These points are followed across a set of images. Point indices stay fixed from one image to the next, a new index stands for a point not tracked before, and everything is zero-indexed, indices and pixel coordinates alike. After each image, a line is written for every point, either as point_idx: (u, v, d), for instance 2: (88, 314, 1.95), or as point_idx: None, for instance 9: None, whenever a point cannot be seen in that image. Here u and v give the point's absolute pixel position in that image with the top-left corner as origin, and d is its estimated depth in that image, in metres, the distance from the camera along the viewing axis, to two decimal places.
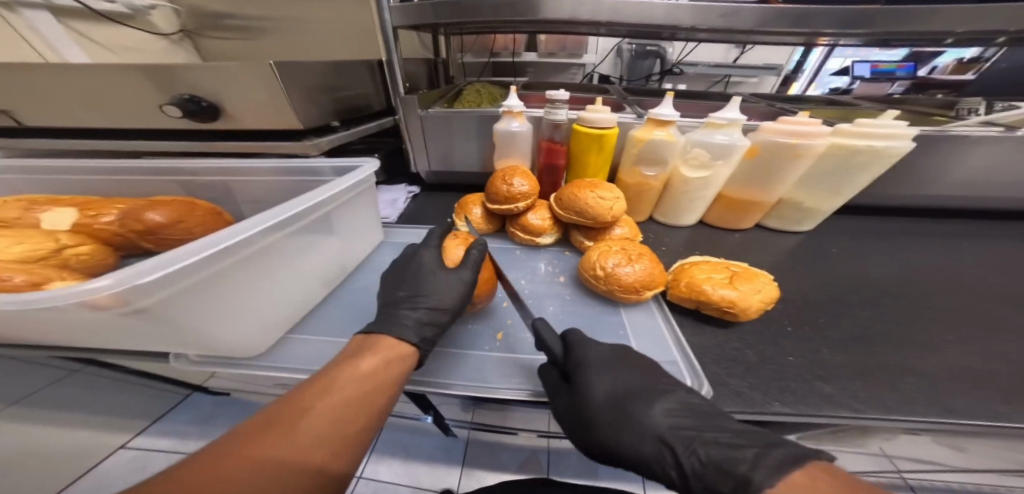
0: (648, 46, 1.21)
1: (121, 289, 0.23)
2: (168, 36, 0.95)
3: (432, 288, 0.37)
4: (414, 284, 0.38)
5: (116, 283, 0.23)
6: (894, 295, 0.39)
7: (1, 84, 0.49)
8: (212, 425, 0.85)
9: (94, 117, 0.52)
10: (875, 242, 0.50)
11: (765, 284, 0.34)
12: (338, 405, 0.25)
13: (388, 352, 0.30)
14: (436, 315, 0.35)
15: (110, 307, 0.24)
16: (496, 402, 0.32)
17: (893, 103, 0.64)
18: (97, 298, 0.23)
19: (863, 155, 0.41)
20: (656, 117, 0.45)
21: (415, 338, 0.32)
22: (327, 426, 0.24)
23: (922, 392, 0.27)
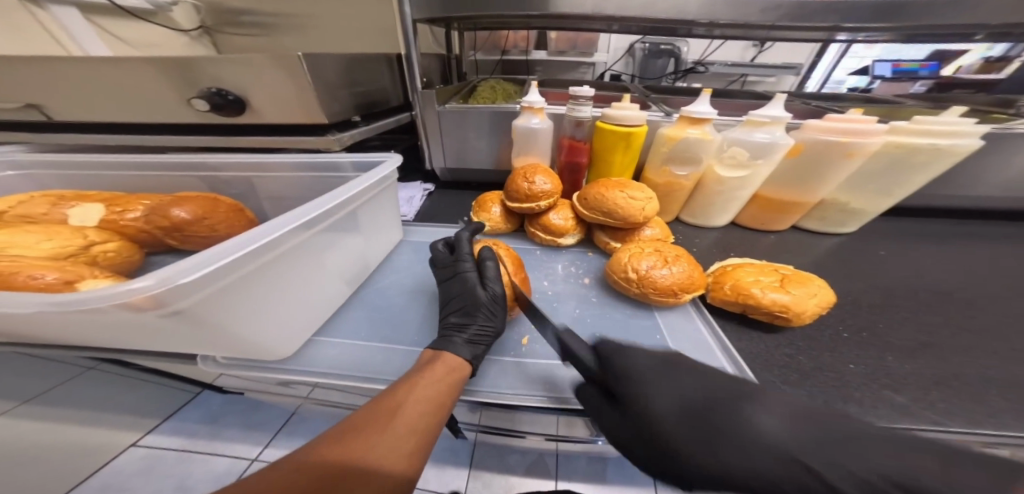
0: (662, 45, 1.18)
1: (159, 289, 0.23)
2: (188, 33, 0.95)
3: (476, 309, 0.37)
4: (458, 306, 0.38)
5: (157, 283, 0.22)
6: (954, 301, 0.37)
7: (37, 83, 0.50)
8: (221, 424, 0.83)
9: (116, 110, 0.52)
10: (921, 246, 0.48)
11: (818, 288, 0.32)
12: (414, 411, 0.25)
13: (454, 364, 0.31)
14: (483, 335, 0.35)
15: (148, 309, 0.24)
16: (518, 408, 0.31)
17: (929, 102, 0.62)
18: (136, 299, 0.22)
19: (919, 154, 0.39)
20: (691, 114, 0.44)
21: (469, 354, 0.32)
22: (406, 430, 0.24)
23: (1007, 405, 0.25)
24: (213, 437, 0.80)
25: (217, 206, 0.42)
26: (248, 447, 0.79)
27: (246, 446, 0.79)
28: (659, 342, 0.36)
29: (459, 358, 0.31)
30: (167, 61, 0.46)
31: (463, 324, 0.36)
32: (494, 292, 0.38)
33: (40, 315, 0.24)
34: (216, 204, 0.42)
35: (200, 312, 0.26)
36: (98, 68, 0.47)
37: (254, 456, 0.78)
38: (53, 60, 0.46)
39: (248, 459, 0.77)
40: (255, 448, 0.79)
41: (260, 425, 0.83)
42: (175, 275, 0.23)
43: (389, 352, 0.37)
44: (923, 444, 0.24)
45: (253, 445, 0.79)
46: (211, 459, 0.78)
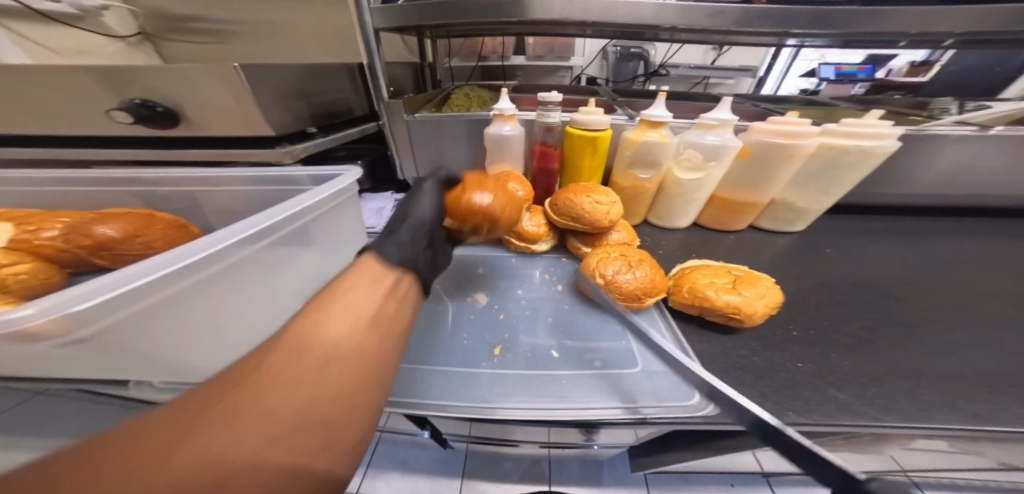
0: (631, 48, 1.22)
1: (53, 319, 0.21)
2: (124, 39, 0.88)
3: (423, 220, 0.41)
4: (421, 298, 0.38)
5: (46, 311, 0.20)
6: (889, 295, 0.39)
7: None
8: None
9: (27, 121, 0.47)
10: (863, 241, 0.51)
11: (768, 289, 0.34)
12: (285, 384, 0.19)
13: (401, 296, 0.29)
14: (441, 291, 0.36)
15: (46, 340, 0.21)
16: (507, 422, 0.30)
17: (866, 104, 0.67)
18: (27, 331, 0.20)
19: (850, 155, 0.42)
20: (649, 118, 0.44)
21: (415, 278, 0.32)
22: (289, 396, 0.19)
23: (935, 397, 0.26)
24: None
25: (153, 220, 0.39)
26: None
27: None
28: (626, 348, 0.38)
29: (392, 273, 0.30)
30: (84, 69, 0.42)
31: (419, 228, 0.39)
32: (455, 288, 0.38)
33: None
34: (149, 217, 0.38)
35: (111, 338, 0.24)
36: None
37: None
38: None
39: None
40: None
41: None
42: (71, 302, 0.21)
43: None
44: (864, 438, 0.26)
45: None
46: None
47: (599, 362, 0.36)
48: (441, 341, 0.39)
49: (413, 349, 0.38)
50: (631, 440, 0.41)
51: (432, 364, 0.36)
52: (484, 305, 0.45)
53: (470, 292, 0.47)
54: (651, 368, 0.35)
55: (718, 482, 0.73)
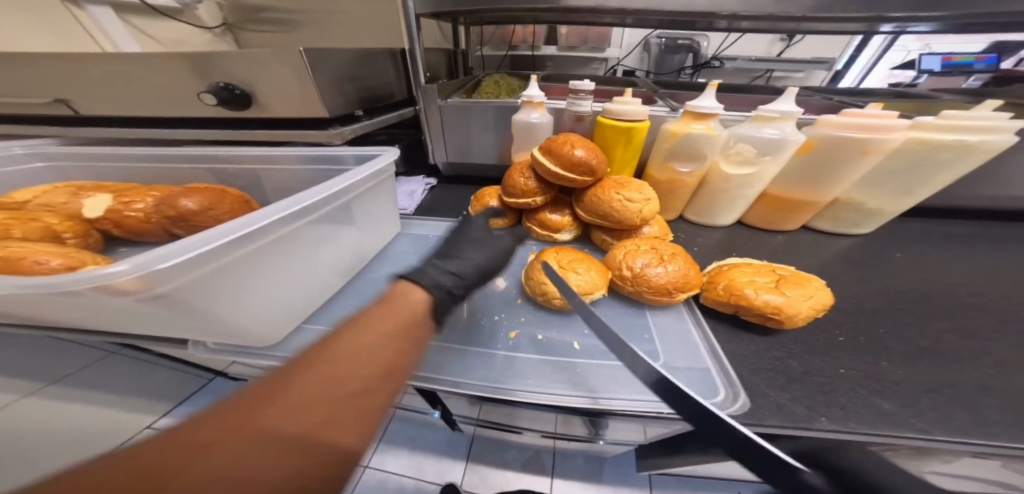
0: (679, 39, 1.14)
1: (140, 273, 0.24)
2: (212, 30, 0.99)
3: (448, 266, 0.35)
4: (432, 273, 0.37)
5: (134, 267, 0.24)
6: (968, 306, 0.35)
7: (77, 91, 0.54)
8: None
9: (124, 102, 0.55)
10: (942, 247, 0.45)
11: (815, 290, 0.32)
12: (362, 352, 0.19)
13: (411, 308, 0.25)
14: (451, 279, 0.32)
15: (129, 292, 0.25)
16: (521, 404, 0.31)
17: (973, 97, 0.57)
18: (119, 281, 0.24)
19: (944, 149, 0.37)
20: (694, 109, 0.41)
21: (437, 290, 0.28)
22: (355, 371, 0.18)
23: (1002, 414, 0.24)
24: None
25: (227, 193, 0.44)
26: None
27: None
28: (648, 342, 0.35)
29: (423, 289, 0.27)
30: (183, 57, 0.48)
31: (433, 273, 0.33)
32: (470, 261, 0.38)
33: (37, 298, 0.26)
34: (221, 189, 0.44)
35: (182, 297, 0.27)
36: (113, 63, 0.50)
37: None
38: (60, 56, 0.49)
39: None
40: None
41: None
42: (152, 260, 0.24)
43: None
44: (909, 451, 0.24)
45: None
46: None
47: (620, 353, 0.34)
48: (455, 321, 0.40)
49: None
50: (639, 437, 0.36)
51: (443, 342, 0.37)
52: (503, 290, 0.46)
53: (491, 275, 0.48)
54: (674, 362, 0.32)
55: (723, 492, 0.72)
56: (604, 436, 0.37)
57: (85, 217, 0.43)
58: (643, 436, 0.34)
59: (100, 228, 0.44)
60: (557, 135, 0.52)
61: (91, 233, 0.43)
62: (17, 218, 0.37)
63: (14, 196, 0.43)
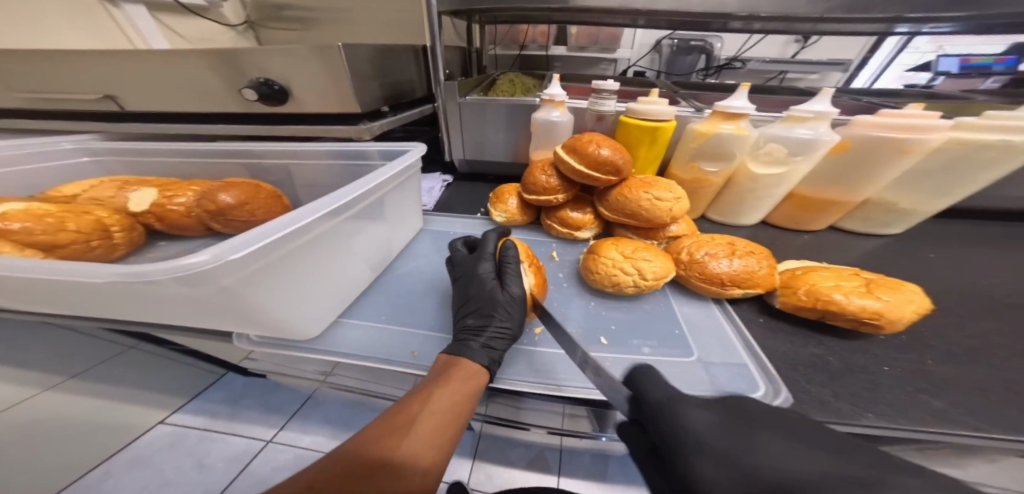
0: (692, 40, 1.13)
1: (214, 265, 0.25)
2: (234, 28, 1.01)
3: (495, 307, 0.37)
4: (476, 306, 0.37)
5: (211, 258, 0.25)
6: (1009, 306, 0.34)
7: (111, 86, 0.55)
8: (241, 406, 0.90)
9: (154, 96, 0.56)
10: (977, 248, 0.44)
11: (913, 294, 0.30)
12: (440, 413, 0.26)
13: (470, 370, 0.30)
14: (500, 337, 0.34)
15: (201, 281, 0.26)
16: (543, 396, 0.31)
17: (1002, 98, 0.57)
18: (195, 271, 0.25)
19: (987, 150, 0.37)
20: (726, 108, 0.41)
21: (485, 360, 0.31)
22: (441, 418, 0.26)
23: None
24: (232, 419, 0.87)
25: (261, 188, 0.45)
26: (261, 431, 0.85)
27: (261, 429, 0.85)
28: (680, 338, 0.34)
29: (476, 364, 0.31)
30: (219, 54, 0.49)
31: (480, 327, 0.35)
32: (511, 294, 0.38)
33: (98, 285, 0.27)
34: (256, 184, 0.45)
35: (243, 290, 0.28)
36: (150, 60, 0.51)
37: (269, 438, 0.84)
38: (96, 53, 0.51)
39: (266, 440, 0.83)
40: (271, 430, 0.85)
41: (278, 409, 0.89)
42: (226, 252, 0.25)
43: (410, 335, 0.38)
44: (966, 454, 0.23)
45: (270, 427, 0.85)
46: (228, 439, 0.83)
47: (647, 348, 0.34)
48: None
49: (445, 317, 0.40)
50: None
51: None
52: None
53: None
54: (709, 359, 0.32)
55: None
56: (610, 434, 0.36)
57: (130, 211, 0.44)
58: None
59: (142, 222, 0.45)
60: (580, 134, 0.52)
61: (135, 226, 0.44)
62: (68, 210, 0.38)
63: (63, 189, 0.45)
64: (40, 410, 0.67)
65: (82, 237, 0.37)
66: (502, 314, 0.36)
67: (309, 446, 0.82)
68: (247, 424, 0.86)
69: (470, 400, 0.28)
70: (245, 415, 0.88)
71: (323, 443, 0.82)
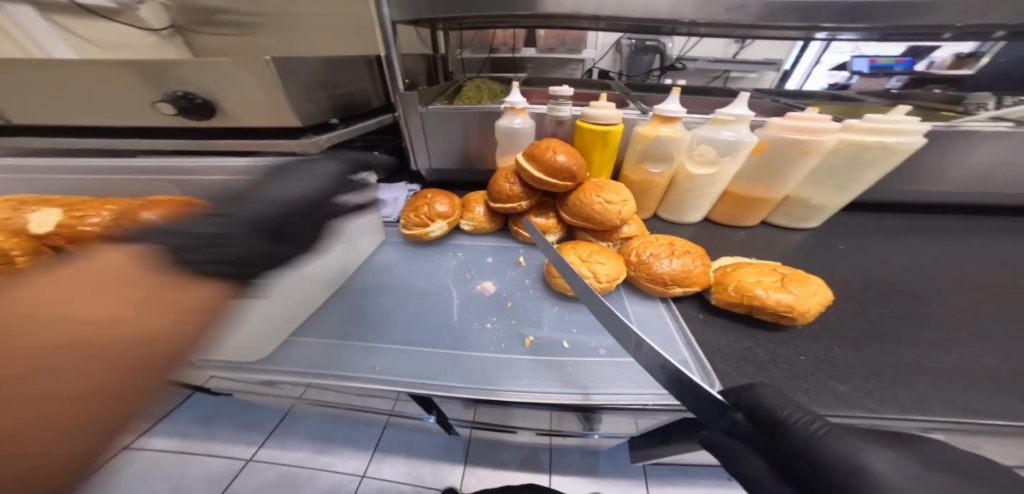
0: (647, 41, 1.19)
1: None
2: (158, 32, 0.92)
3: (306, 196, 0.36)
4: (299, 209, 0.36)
5: None
6: (900, 291, 0.40)
7: (7, 97, 0.49)
8: (215, 426, 0.85)
9: (58, 108, 0.50)
10: (883, 239, 0.51)
11: (818, 287, 0.34)
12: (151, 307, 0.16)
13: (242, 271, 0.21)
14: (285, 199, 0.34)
15: None
16: (508, 403, 0.32)
17: (904, 100, 0.65)
18: None
19: (872, 151, 0.42)
20: (662, 113, 0.44)
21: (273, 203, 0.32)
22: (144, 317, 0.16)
23: (932, 390, 0.28)
24: (209, 438, 0.82)
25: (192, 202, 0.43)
26: (241, 448, 0.80)
27: (241, 447, 0.81)
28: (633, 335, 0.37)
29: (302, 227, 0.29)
30: (133, 64, 0.45)
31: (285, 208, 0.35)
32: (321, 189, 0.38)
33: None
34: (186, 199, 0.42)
35: None
36: (49, 70, 0.46)
37: (251, 455, 0.79)
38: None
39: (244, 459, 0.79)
40: (250, 448, 0.80)
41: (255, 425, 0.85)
42: None
43: (371, 350, 0.37)
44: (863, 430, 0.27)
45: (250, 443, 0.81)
46: (205, 461, 0.79)
47: (603, 349, 0.38)
48: (442, 327, 0.41)
49: (409, 330, 0.40)
50: (631, 430, 0.39)
51: (435, 349, 0.38)
52: (492, 293, 0.46)
53: (479, 279, 0.49)
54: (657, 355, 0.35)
55: (712, 473, 0.77)
56: (597, 430, 0.39)
57: (31, 233, 0.40)
58: (634, 428, 0.37)
59: (52, 245, 0.41)
60: (538, 141, 0.53)
61: (45, 251, 0.41)
62: None
63: None
64: None
65: None
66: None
67: (293, 462, 0.78)
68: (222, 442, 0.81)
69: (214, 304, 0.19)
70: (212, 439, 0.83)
71: (304, 459, 0.78)
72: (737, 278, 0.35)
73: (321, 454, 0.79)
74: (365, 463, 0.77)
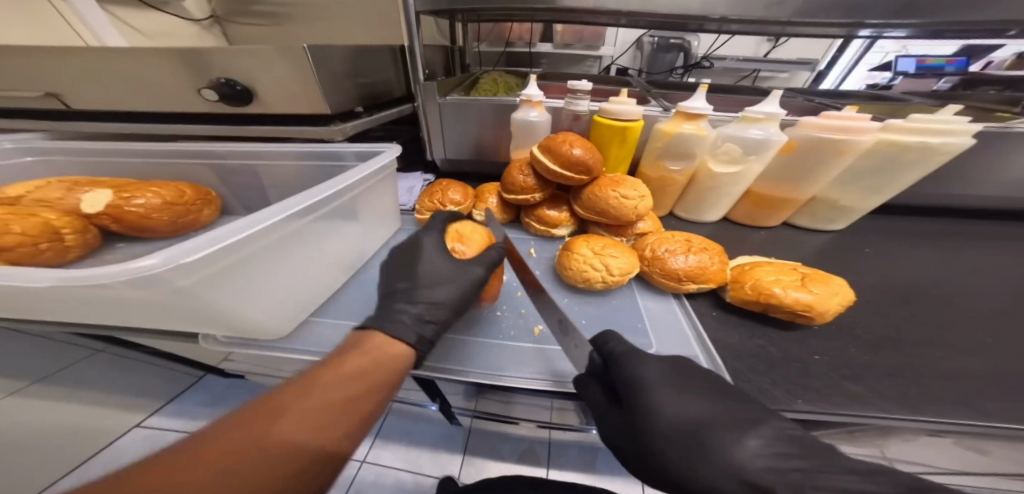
0: (671, 39, 1.16)
1: (167, 268, 0.25)
2: (199, 22, 0.97)
3: None
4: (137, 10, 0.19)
5: (164, 262, 0.25)
6: (928, 295, 0.38)
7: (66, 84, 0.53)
8: (223, 406, 0.87)
9: (110, 94, 0.54)
10: (913, 244, 0.49)
11: (839, 287, 0.33)
12: (332, 391, 0.26)
13: (372, 354, 0.30)
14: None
15: (157, 285, 0.26)
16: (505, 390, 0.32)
17: (942, 101, 0.61)
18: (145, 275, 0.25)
19: (913, 151, 0.40)
20: (687, 110, 0.43)
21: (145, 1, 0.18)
22: (325, 405, 0.25)
23: (953, 393, 0.27)
24: (214, 419, 0.85)
25: None
26: None
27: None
28: (642, 330, 0.37)
29: (403, 342, 0.32)
30: (178, 52, 0.48)
31: None
32: None
33: (53, 289, 0.28)
34: None
35: (201, 292, 0.28)
36: (101, 57, 0.49)
37: None
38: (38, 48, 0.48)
39: None
40: None
41: None
42: (179, 256, 0.25)
43: None
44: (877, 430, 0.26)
45: None
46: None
47: None
48: None
49: None
50: None
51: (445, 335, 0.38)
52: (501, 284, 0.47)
53: None
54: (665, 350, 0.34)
55: None
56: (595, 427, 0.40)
57: (83, 212, 0.43)
58: None
59: (97, 223, 0.44)
60: (556, 134, 0.53)
61: (90, 228, 0.43)
62: (12, 211, 0.36)
63: (8, 191, 0.43)
64: None
65: (28, 240, 0.36)
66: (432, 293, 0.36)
67: None
68: None
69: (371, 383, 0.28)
70: None
71: None
72: (757, 276, 0.34)
73: None
74: (365, 449, 0.79)
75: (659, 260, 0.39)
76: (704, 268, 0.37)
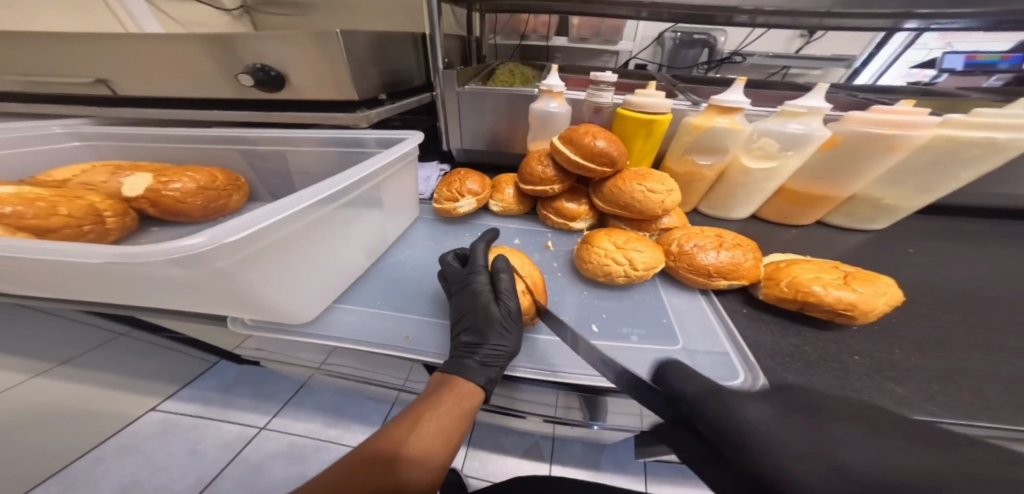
0: (696, 34, 1.12)
1: (210, 247, 0.26)
2: (230, 12, 1.00)
3: None
4: None
5: (207, 241, 0.26)
6: (978, 298, 0.36)
7: (107, 71, 0.55)
8: (234, 392, 0.92)
9: (145, 82, 0.56)
10: (959, 245, 0.46)
11: (886, 287, 0.31)
12: (431, 431, 0.27)
13: (462, 393, 0.30)
14: None
15: (195, 264, 0.27)
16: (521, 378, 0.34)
17: (997, 96, 0.57)
18: (188, 254, 0.26)
19: (972, 148, 0.37)
20: (721, 103, 0.42)
21: None
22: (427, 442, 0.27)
23: (1008, 399, 0.25)
24: (225, 406, 0.89)
25: None
26: (255, 418, 0.87)
27: (255, 416, 0.87)
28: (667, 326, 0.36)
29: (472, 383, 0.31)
30: (213, 39, 0.49)
31: None
32: None
33: (96, 266, 0.29)
34: None
35: (236, 273, 0.29)
36: (141, 42, 0.51)
37: (262, 425, 0.86)
38: (87, 34, 0.51)
39: (258, 428, 0.85)
40: (264, 418, 0.87)
41: (272, 396, 0.91)
42: (222, 235, 0.26)
43: (401, 318, 0.39)
44: None
45: (262, 414, 0.87)
46: (222, 426, 0.85)
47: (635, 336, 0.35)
48: None
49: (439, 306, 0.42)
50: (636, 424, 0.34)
51: None
52: None
53: None
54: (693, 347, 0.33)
55: None
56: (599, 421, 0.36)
57: (123, 195, 0.44)
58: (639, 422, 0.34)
59: (136, 207, 0.46)
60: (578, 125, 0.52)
61: (129, 211, 0.45)
62: (61, 195, 0.38)
63: (53, 174, 0.45)
64: (31, 395, 0.67)
65: (72, 222, 0.37)
66: (498, 332, 0.34)
67: (302, 433, 0.84)
68: (240, 411, 0.88)
69: (457, 424, 0.28)
70: (238, 403, 0.90)
71: (313, 431, 0.84)
72: (795, 274, 0.32)
73: (331, 428, 0.85)
74: None
75: (686, 255, 0.38)
76: (734, 264, 0.35)
